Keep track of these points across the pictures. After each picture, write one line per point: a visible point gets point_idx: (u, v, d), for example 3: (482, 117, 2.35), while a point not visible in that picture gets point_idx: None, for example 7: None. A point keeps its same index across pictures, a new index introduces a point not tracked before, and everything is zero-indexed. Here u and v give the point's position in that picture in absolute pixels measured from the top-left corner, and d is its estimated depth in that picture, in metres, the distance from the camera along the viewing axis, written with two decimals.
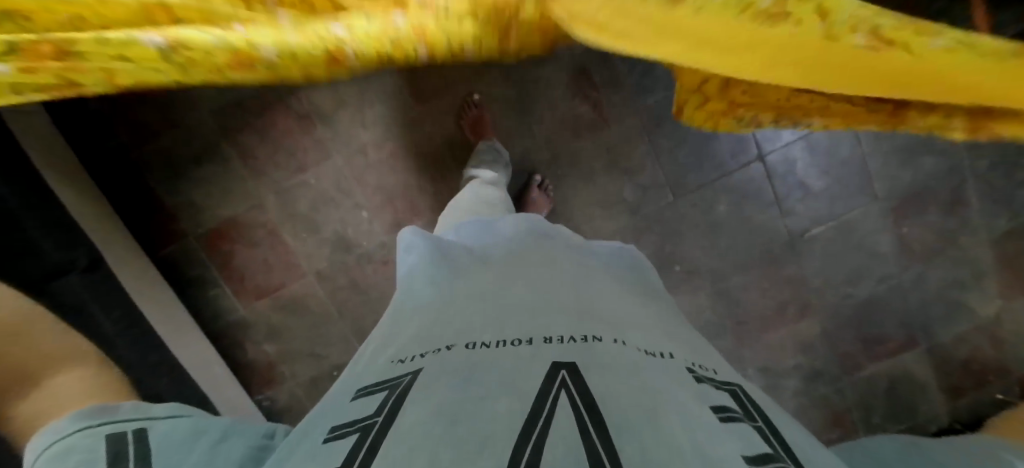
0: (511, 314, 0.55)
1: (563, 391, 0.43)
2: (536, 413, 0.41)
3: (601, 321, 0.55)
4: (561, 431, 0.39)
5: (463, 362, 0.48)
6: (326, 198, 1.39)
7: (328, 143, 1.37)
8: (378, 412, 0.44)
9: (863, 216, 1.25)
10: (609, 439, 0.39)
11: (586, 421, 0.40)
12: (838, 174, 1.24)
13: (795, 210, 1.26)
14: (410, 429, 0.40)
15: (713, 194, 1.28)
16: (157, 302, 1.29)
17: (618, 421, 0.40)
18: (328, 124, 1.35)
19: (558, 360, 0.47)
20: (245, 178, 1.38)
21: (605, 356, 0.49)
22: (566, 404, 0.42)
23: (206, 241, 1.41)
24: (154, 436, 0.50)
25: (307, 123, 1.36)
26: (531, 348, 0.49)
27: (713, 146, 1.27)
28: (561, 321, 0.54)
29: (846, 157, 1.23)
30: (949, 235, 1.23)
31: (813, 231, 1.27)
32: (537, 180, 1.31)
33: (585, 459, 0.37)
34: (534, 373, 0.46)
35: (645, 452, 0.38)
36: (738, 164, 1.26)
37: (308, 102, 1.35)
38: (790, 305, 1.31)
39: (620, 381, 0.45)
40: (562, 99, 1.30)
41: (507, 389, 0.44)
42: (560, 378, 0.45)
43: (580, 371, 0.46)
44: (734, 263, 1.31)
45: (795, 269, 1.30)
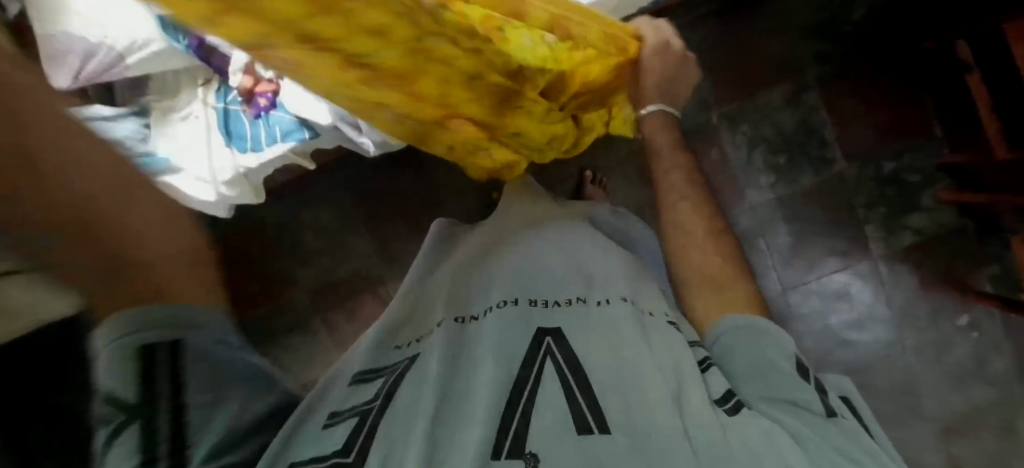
0: (499, 273, 0.48)
1: (549, 360, 0.38)
2: (521, 391, 0.36)
3: (603, 283, 0.46)
4: (548, 404, 0.35)
5: (453, 338, 0.40)
6: None
7: (340, 311, 1.00)
8: (376, 396, 0.38)
9: (983, 318, 0.87)
10: (594, 395, 0.35)
11: (571, 384, 0.36)
12: (941, 263, 0.88)
13: (920, 293, 0.89)
14: (405, 428, 0.34)
15: (828, 284, 0.91)
16: None
17: (602, 385, 0.36)
18: (330, 283, 1.00)
19: (543, 325, 0.41)
20: (320, 346, 1.00)
21: (597, 320, 0.42)
22: (553, 374, 0.37)
23: None
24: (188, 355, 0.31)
25: (325, 296, 1.00)
26: (513, 312, 0.42)
27: (813, 233, 0.91)
28: (550, 281, 0.46)
29: (969, 234, 0.87)
30: (987, 372, 0.87)
31: (950, 321, 0.88)
32: (588, 173, 0.92)
33: (571, 423, 0.34)
34: (513, 340, 0.39)
35: (630, 417, 0.34)
36: (829, 263, 0.91)
37: (317, 267, 1.00)
38: (973, 427, 0.87)
39: (611, 337, 0.40)
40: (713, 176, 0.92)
41: (493, 356, 0.38)
42: (545, 344, 0.39)
43: (565, 334, 0.40)
44: (873, 363, 0.90)
45: (958, 370, 0.88)
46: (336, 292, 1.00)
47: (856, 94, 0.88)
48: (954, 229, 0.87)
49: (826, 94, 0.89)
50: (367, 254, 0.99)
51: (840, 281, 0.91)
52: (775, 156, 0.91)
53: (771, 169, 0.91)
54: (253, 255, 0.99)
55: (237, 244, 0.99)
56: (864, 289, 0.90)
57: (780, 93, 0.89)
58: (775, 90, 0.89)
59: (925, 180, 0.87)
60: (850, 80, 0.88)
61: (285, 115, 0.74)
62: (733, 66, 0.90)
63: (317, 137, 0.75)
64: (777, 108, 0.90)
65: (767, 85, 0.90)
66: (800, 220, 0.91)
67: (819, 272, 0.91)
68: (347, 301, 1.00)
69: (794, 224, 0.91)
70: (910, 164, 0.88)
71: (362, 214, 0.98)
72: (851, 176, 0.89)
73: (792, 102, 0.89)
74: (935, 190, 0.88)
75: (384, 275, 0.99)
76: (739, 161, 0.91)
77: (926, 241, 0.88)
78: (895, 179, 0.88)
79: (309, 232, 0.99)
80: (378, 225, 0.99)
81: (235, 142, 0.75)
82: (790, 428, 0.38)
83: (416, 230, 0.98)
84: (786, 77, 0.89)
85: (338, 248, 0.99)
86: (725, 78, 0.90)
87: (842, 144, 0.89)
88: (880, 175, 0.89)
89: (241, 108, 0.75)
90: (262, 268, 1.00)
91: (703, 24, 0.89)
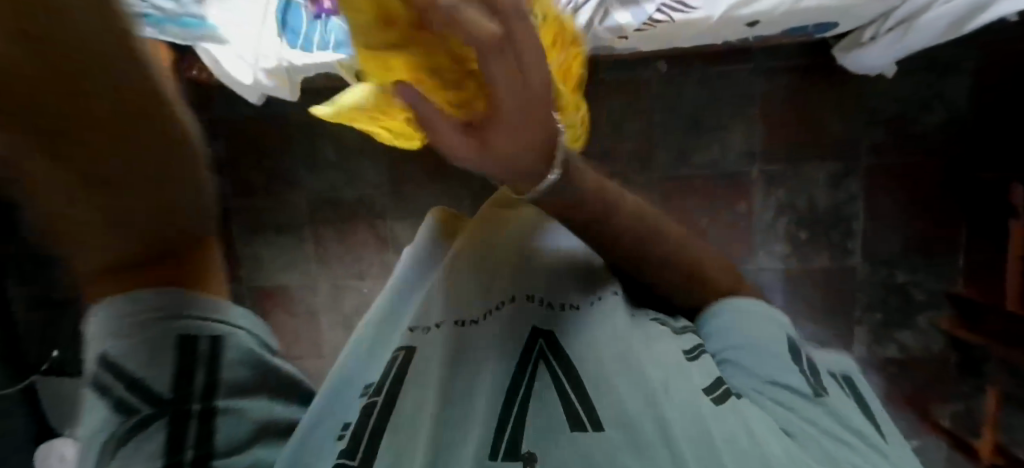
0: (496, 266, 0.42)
1: (542, 364, 0.35)
2: (515, 388, 0.34)
3: (591, 272, 0.42)
4: (541, 402, 0.33)
5: (448, 336, 0.37)
6: (325, 287, 1.02)
7: (337, 228, 1.01)
8: (376, 393, 0.36)
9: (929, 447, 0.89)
10: (583, 388, 0.33)
11: (562, 377, 0.34)
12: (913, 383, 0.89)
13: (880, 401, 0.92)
14: (407, 424, 0.34)
15: None
16: None
17: (592, 376, 0.34)
18: (335, 198, 1.00)
19: (538, 324, 0.37)
20: (307, 254, 1.02)
21: (589, 318, 0.38)
22: (546, 376, 0.34)
23: (258, 295, 1.04)
24: (239, 342, 0.30)
25: (326, 209, 1.00)
26: (517, 317, 0.37)
27: (805, 314, 0.91)
28: (548, 277, 0.41)
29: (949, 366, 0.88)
30: None
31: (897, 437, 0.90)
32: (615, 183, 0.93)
33: (566, 422, 0.32)
34: (508, 338, 0.36)
35: (624, 410, 0.32)
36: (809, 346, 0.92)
37: (326, 178, 0.99)
38: None
39: (608, 335, 0.36)
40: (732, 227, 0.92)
41: (492, 351, 0.36)
42: (539, 346, 0.36)
43: (562, 336, 0.36)
44: None
45: None
46: (337, 208, 1.00)
47: (899, 198, 0.87)
48: (937, 357, 0.88)
49: (870, 187, 0.87)
50: (379, 183, 0.99)
51: None
52: (797, 229, 0.90)
53: (789, 240, 0.90)
54: (269, 146, 0.98)
55: (256, 130, 0.98)
56: None
57: (828, 171, 0.88)
58: (825, 165, 0.88)
59: (930, 301, 0.88)
60: (899, 182, 0.86)
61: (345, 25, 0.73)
62: (792, 128, 0.88)
63: None
64: (819, 184, 0.88)
65: (818, 158, 0.88)
66: (796, 297, 0.91)
67: None
68: (343, 222, 1.00)
69: (791, 300, 0.91)
70: (922, 282, 0.88)
71: (386, 143, 0.97)
72: (862, 273, 0.89)
73: (836, 183, 0.88)
74: (935, 315, 0.88)
75: (389, 208, 0.99)
76: (763, 221, 0.90)
77: (906, 360, 0.89)
78: (902, 290, 0.88)
79: (329, 142, 0.97)
80: (398, 158, 0.97)
81: (286, 35, 0.75)
82: (805, 439, 0.34)
83: (433, 175, 0.98)
84: (840, 157, 0.87)
85: (350, 168, 0.98)
86: (781, 136, 0.88)
87: (867, 239, 0.88)
88: (889, 282, 0.89)
89: (304, 4, 0.75)
90: (273, 160, 0.99)
91: (779, 74, 0.86)
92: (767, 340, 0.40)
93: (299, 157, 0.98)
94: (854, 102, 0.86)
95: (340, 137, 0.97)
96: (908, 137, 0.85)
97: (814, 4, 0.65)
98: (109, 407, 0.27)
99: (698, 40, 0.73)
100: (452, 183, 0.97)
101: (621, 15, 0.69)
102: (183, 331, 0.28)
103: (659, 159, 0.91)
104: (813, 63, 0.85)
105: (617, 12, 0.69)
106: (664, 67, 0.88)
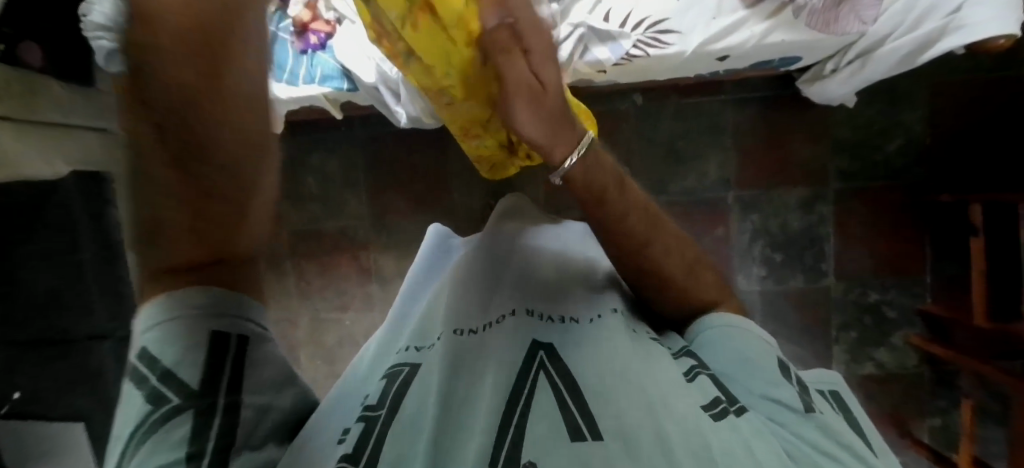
0: (498, 287, 0.45)
1: (542, 375, 0.36)
2: (515, 400, 0.34)
3: (589, 297, 0.44)
4: (541, 413, 0.33)
5: (449, 350, 0.38)
6: (304, 322, 1.00)
7: (318, 261, 1.00)
8: (382, 405, 0.36)
9: (908, 462, 0.91)
10: (585, 403, 0.34)
11: (562, 393, 0.34)
12: (890, 400, 0.91)
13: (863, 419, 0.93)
14: (404, 438, 0.33)
15: None
16: None
17: (592, 390, 0.35)
18: (319, 231, 0.99)
19: (537, 337, 0.39)
20: (286, 287, 1.00)
21: (586, 334, 0.40)
22: (545, 387, 0.35)
23: None
24: (263, 346, 0.35)
25: (307, 241, 0.99)
26: (513, 328, 0.40)
27: (785, 334, 0.93)
28: (547, 296, 0.44)
29: (922, 383, 0.91)
30: None
31: None
32: None
33: (564, 431, 0.32)
34: (508, 352, 0.38)
35: (624, 421, 0.33)
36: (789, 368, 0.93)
37: (308, 211, 0.98)
38: None
39: (606, 351, 0.38)
40: (712, 251, 0.93)
41: (496, 363, 0.37)
42: (539, 358, 0.37)
43: (561, 350, 0.38)
44: None
45: None
46: (319, 239, 0.99)
47: (867, 220, 0.91)
48: (912, 373, 0.91)
49: (839, 210, 0.91)
50: (362, 217, 0.98)
51: None
52: (773, 251, 0.93)
53: (766, 262, 0.93)
54: None
55: None
56: None
57: (799, 195, 0.92)
58: (795, 191, 0.92)
59: (901, 319, 0.91)
60: (866, 205, 0.91)
61: (331, 59, 0.75)
62: (764, 154, 0.92)
63: (355, 91, 0.76)
64: (791, 208, 0.92)
65: (789, 184, 0.92)
66: (775, 319, 0.93)
67: None
68: (327, 254, 0.99)
69: (770, 320, 0.93)
70: (892, 302, 0.91)
71: (368, 175, 0.97)
72: (837, 293, 0.92)
73: (806, 207, 0.91)
74: (906, 332, 0.91)
75: (371, 240, 0.99)
76: (740, 245, 0.93)
77: (883, 376, 0.92)
78: (874, 309, 0.92)
79: (311, 175, 0.97)
80: (380, 191, 0.98)
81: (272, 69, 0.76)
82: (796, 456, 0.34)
83: (415, 207, 0.98)
84: (809, 182, 0.91)
85: (333, 200, 0.98)
86: (753, 163, 0.92)
87: (839, 262, 0.92)
88: (862, 301, 0.92)
89: (290, 38, 0.76)
90: None
91: (750, 106, 0.91)
92: (743, 361, 0.40)
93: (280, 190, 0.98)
94: (819, 130, 0.90)
95: (322, 170, 0.97)
96: (872, 162, 0.90)
97: (780, 40, 0.69)
98: (144, 397, 0.30)
99: (672, 73, 0.76)
100: (435, 214, 0.97)
101: (599, 50, 0.72)
102: (220, 329, 0.32)
103: (638, 187, 0.93)
104: (782, 94, 0.90)
105: (596, 47, 0.73)
106: (640, 99, 0.91)
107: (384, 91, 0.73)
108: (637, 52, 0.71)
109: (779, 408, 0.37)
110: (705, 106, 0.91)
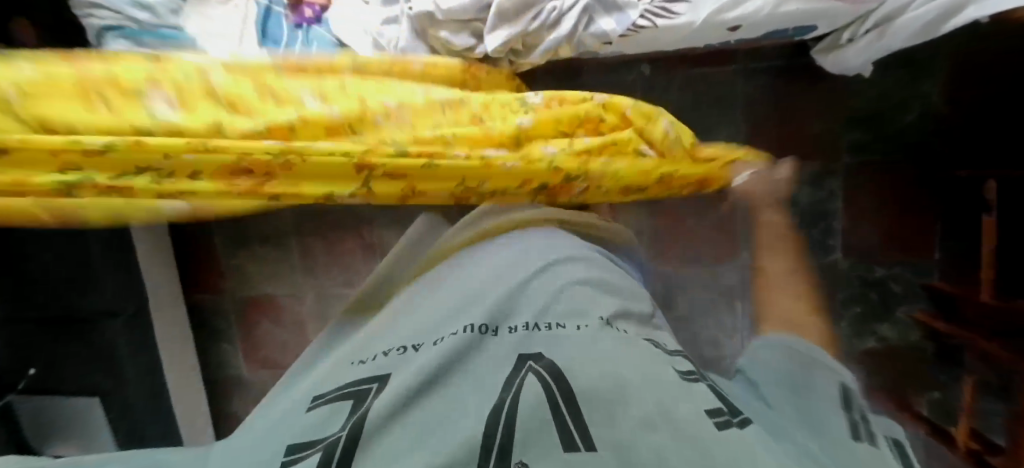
0: (477, 297, 0.42)
1: (531, 378, 0.33)
2: (498, 404, 0.31)
3: (571, 298, 0.41)
4: (530, 420, 0.30)
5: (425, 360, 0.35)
6: (311, 296, 1.01)
7: (323, 237, 1.00)
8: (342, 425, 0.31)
9: None
10: (577, 409, 0.31)
11: (553, 395, 0.31)
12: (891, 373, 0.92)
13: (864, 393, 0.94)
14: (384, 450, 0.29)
15: None
16: (183, 353, 0.99)
17: (586, 394, 0.32)
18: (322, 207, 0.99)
19: (523, 347, 0.36)
20: (291, 262, 1.01)
21: (576, 341, 0.37)
22: (535, 389, 0.32)
23: (242, 306, 1.03)
24: None
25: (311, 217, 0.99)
26: (496, 339, 0.37)
27: None
28: (528, 304, 0.41)
29: None
30: None
31: None
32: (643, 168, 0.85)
33: (557, 439, 0.29)
34: (493, 362, 0.35)
35: (618, 430, 0.29)
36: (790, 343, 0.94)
37: None
38: None
39: (595, 358, 0.35)
40: (717, 227, 0.93)
41: (474, 376, 0.33)
42: (527, 364, 0.34)
43: (548, 354, 0.35)
44: None
45: None
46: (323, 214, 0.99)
47: (875, 196, 0.90)
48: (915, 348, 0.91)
49: (848, 185, 0.90)
50: None
51: None
52: None
53: None
54: None
55: None
56: None
57: (809, 169, 0.90)
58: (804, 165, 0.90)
59: (907, 294, 0.91)
60: (876, 180, 0.89)
61: (328, 33, 0.73)
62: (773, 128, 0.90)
63: None
64: (799, 183, 0.91)
65: (798, 158, 0.90)
66: None
67: None
68: (331, 230, 0.99)
69: None
70: (898, 276, 0.91)
71: None
72: (843, 267, 0.93)
73: (815, 182, 0.90)
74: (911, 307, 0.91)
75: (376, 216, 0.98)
76: (745, 220, 0.92)
77: (885, 351, 0.92)
78: (879, 283, 0.92)
79: None
80: None
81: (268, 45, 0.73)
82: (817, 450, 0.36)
83: None
84: (819, 156, 0.90)
85: None
86: (762, 137, 0.90)
87: (845, 237, 0.92)
88: (867, 276, 0.93)
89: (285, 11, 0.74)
90: None
91: (761, 77, 0.88)
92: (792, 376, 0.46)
93: None
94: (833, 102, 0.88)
95: None
96: (884, 137, 0.88)
97: (794, 10, 0.66)
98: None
99: (679, 46, 0.73)
100: None
101: (605, 21, 0.68)
102: None
103: None
104: (794, 65, 0.87)
105: (601, 18, 0.69)
106: (648, 70, 0.89)
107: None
108: (645, 23, 0.68)
109: (826, 419, 0.40)
110: (714, 78, 0.89)
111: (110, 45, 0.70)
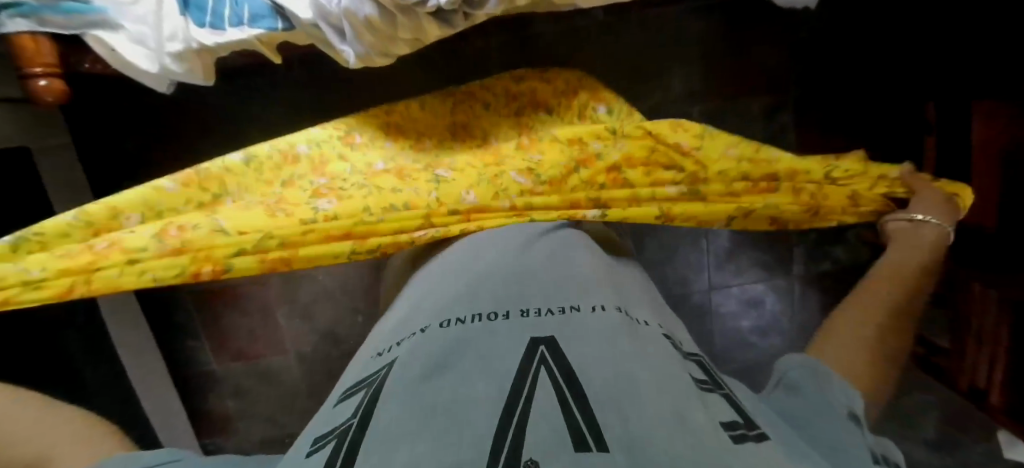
0: (486, 285, 0.41)
1: (543, 367, 0.30)
2: (512, 397, 0.28)
3: (584, 287, 0.40)
4: (541, 413, 0.27)
5: (439, 349, 0.33)
6: (276, 280, 0.97)
7: None
8: (358, 412, 0.30)
9: None
10: (589, 411, 0.27)
11: (566, 394, 0.28)
12: (839, 291, 1.00)
13: (816, 312, 1.01)
14: (386, 432, 0.27)
15: (746, 288, 1.00)
16: (144, 355, 0.94)
17: (601, 392, 0.29)
18: None
19: (534, 334, 0.34)
20: None
21: (589, 326, 0.35)
22: (546, 383, 0.29)
23: (200, 299, 0.98)
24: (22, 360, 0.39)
25: None
26: (505, 327, 0.35)
27: (746, 242, 0.97)
28: (537, 290, 0.39)
29: (869, 273, 0.99)
30: None
31: None
32: None
33: (566, 437, 0.25)
34: (502, 351, 0.32)
35: (633, 430, 0.26)
36: (751, 274, 0.99)
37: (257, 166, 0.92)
38: None
39: (609, 351, 0.32)
40: None
41: (479, 367, 0.31)
42: (540, 353, 0.32)
43: (562, 342, 0.33)
44: (757, 359, 1.03)
45: None
46: None
47: (823, 126, 0.94)
48: (862, 266, 0.99)
49: (798, 118, 0.93)
50: None
51: (752, 293, 1.00)
52: None
53: None
54: (184, 133, 0.89)
55: (163, 120, 0.88)
56: (770, 300, 1.00)
57: (762, 105, 0.92)
58: (757, 101, 0.92)
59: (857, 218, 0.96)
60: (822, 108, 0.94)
61: None
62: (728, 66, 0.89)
63: (292, 30, 0.68)
64: (753, 120, 0.93)
65: (752, 95, 0.91)
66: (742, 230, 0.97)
67: (737, 279, 0.99)
68: None
69: (735, 231, 0.97)
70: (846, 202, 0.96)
71: (317, 121, 0.90)
72: None
73: (768, 117, 0.92)
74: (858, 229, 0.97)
75: None
76: None
77: (837, 270, 0.99)
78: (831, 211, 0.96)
79: (252, 126, 0.90)
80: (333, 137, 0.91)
81: (191, 12, 0.66)
82: None
83: None
84: (771, 91, 0.91)
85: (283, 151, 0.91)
86: (717, 76, 0.90)
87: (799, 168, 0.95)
88: None
89: None
90: (188, 153, 0.90)
91: (713, 14, 0.87)
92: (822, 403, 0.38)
93: (222, 148, 0.90)
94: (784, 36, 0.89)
95: (265, 119, 0.89)
96: (829, 66, 0.91)
97: None
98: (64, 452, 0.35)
99: None
100: None
101: None
102: None
103: None
104: None
105: None
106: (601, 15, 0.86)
107: (325, 30, 0.66)
108: None
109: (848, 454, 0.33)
110: (668, 17, 0.86)
111: (2, 25, 0.60)
